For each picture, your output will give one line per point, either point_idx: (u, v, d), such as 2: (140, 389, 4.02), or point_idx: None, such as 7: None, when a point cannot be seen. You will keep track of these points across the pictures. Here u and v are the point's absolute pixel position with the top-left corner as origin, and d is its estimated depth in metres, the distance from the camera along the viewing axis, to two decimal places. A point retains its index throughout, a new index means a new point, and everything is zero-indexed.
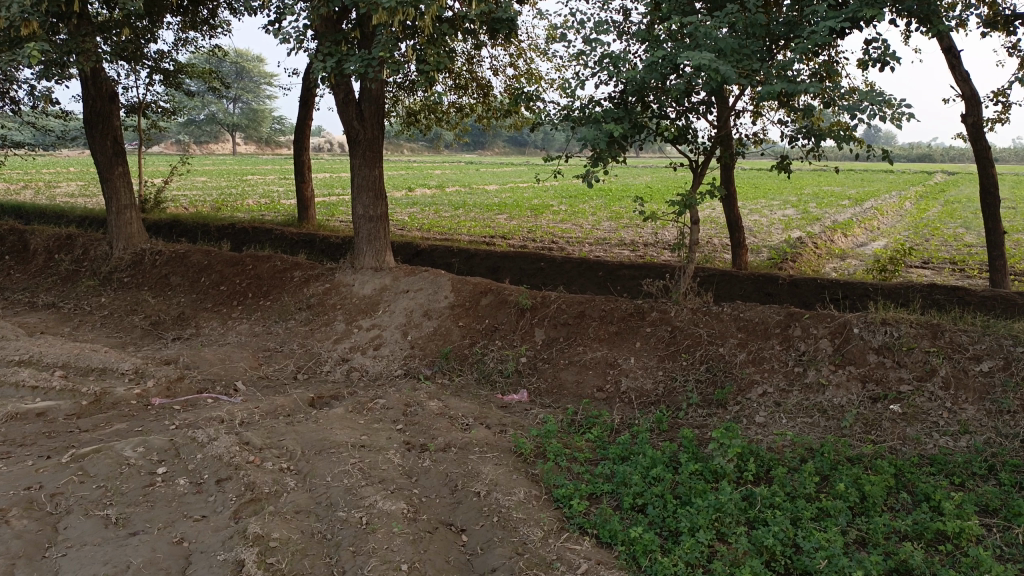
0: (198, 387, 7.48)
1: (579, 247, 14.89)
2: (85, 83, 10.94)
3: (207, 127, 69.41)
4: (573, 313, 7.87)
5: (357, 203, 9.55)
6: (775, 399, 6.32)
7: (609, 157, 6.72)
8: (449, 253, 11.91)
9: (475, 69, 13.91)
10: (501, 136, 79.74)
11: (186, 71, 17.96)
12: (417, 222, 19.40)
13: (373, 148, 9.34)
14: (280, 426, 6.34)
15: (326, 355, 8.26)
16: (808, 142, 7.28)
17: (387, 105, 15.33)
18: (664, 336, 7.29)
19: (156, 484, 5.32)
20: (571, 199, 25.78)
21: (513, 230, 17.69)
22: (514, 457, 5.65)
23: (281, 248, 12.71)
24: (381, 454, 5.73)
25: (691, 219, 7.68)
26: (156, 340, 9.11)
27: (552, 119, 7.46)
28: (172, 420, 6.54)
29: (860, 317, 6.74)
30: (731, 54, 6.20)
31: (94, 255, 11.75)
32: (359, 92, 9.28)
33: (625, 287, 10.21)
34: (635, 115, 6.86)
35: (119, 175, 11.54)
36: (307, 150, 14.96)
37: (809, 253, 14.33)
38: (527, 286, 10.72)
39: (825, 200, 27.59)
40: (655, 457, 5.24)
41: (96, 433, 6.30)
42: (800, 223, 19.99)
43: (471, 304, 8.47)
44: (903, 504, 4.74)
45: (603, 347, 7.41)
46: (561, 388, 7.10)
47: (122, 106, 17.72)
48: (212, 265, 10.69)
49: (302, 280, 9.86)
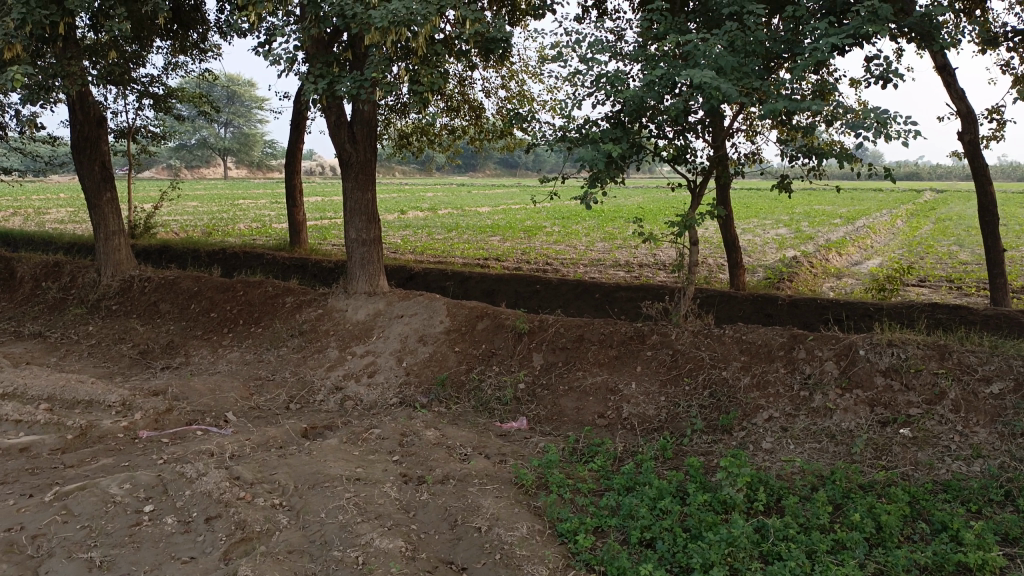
0: (187, 418, 7.27)
1: (574, 269, 14.77)
2: (72, 108, 10.79)
3: (198, 152, 69.32)
4: (572, 338, 7.71)
5: (350, 227, 9.40)
6: (781, 424, 6.16)
7: (607, 178, 6.59)
8: (443, 277, 11.76)
9: (467, 91, 13.85)
10: (492, 158, 79.95)
11: (176, 96, 17.85)
12: (410, 245, 19.27)
13: (366, 171, 9.21)
14: (272, 459, 6.13)
15: (319, 383, 8.07)
16: (808, 161, 7.19)
17: (379, 127, 15.24)
18: (666, 360, 7.13)
19: (143, 523, 5.10)
20: (564, 220, 25.70)
21: (507, 252, 17.56)
22: (515, 488, 5.46)
23: (272, 273, 12.54)
24: (378, 488, 5.53)
25: (690, 240, 7.56)
26: (144, 370, 8.89)
27: (548, 140, 7.34)
28: (161, 454, 6.32)
29: (865, 338, 6.61)
30: (731, 72, 6.11)
31: (81, 283, 11.54)
32: (351, 115, 9.17)
33: (622, 309, 10.08)
34: (632, 135, 6.75)
35: (107, 201, 11.36)
36: (299, 174, 14.83)
37: (806, 272, 14.25)
38: (523, 309, 10.57)
39: (817, 218, 27.64)
40: (661, 488, 5.07)
41: (81, 469, 6.08)
42: (794, 242, 19.94)
43: (467, 329, 8.31)
44: (921, 535, 4.57)
45: (603, 371, 7.24)
46: (561, 415, 6.92)
47: (111, 132, 17.56)
48: (202, 291, 10.51)
49: (294, 305, 9.68)
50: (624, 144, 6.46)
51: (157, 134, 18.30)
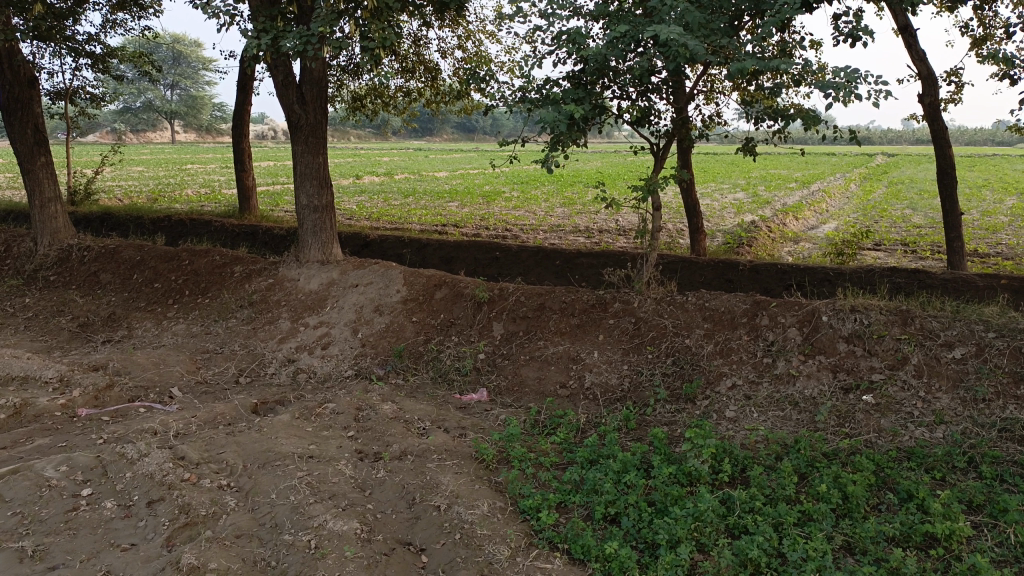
0: (130, 395, 6.92)
1: (534, 235, 14.55)
2: (0, 67, 10.08)
3: (144, 115, 66.84)
4: (532, 306, 7.51)
5: (301, 192, 9.01)
6: (745, 392, 6.07)
7: (569, 142, 6.33)
8: (400, 244, 11.44)
9: (422, 51, 13.38)
10: (450, 122, 78.85)
11: (117, 56, 16.96)
12: (365, 211, 18.80)
13: (316, 133, 8.81)
14: (219, 438, 5.84)
15: (271, 356, 7.76)
16: (774, 124, 7.02)
17: (331, 89, 14.72)
18: (628, 328, 6.98)
19: (80, 508, 4.78)
20: (523, 185, 25.40)
21: (465, 218, 17.25)
22: (475, 463, 5.28)
23: (221, 241, 12.06)
24: (331, 466, 5.30)
25: (653, 205, 7.38)
26: (85, 344, 8.46)
27: (507, 101, 7.03)
28: (100, 433, 5.97)
29: (828, 304, 6.53)
30: (698, 28, 5.86)
31: (16, 253, 10.94)
32: (300, 74, 8.70)
33: (583, 276, 9.91)
34: (594, 97, 6.49)
35: (41, 166, 10.73)
36: (247, 137, 14.25)
37: (764, 237, 14.25)
38: (482, 276, 10.34)
39: (774, 182, 27.78)
40: (626, 460, 4.93)
41: (13, 451, 5.70)
42: (752, 206, 19.97)
43: (425, 298, 8.05)
44: (887, 505, 4.52)
45: (565, 341, 7.07)
46: (522, 385, 6.74)
47: (47, 93, 16.63)
48: (146, 261, 10.03)
49: (243, 275, 9.28)
50: (586, 106, 6.20)
51: (97, 96, 17.42)
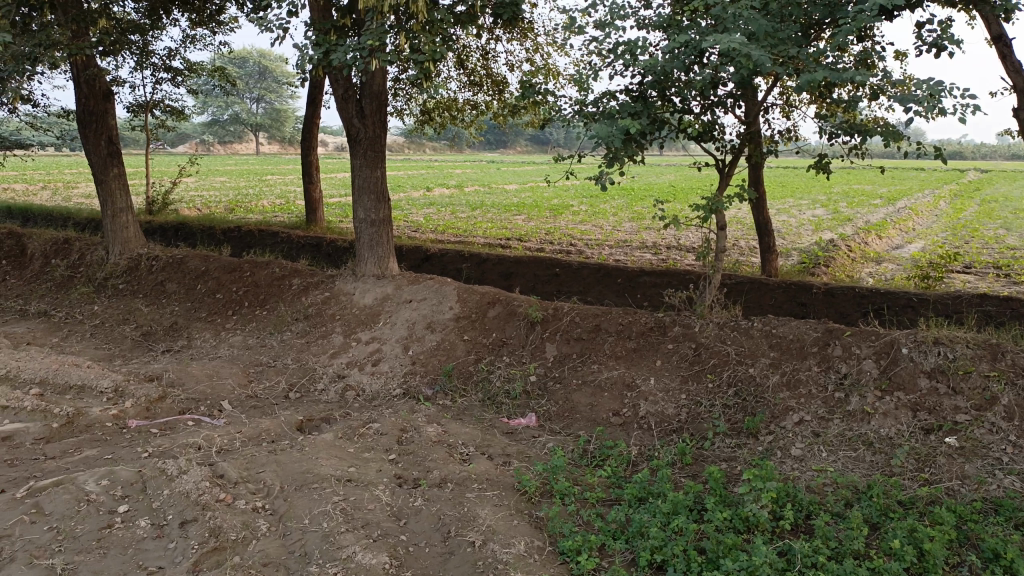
0: (181, 407, 6.93)
1: (598, 250, 14.22)
2: (77, 81, 10.45)
3: (230, 128, 69.42)
4: (588, 328, 7.20)
5: (358, 206, 8.96)
6: (813, 429, 5.61)
7: (625, 157, 6.01)
8: (460, 258, 11.29)
9: (490, 64, 13.28)
10: (523, 135, 79.02)
11: (196, 70, 17.51)
12: (432, 224, 18.83)
13: (374, 147, 8.77)
14: (261, 456, 5.74)
15: (321, 371, 7.67)
16: (850, 139, 6.54)
17: (400, 103, 14.79)
18: (688, 354, 6.59)
19: (114, 525, 4.72)
20: (592, 199, 25.05)
21: (530, 232, 17.05)
22: (517, 495, 5.01)
23: (285, 252, 12.18)
24: (368, 491, 5.11)
25: (717, 224, 6.97)
26: (145, 353, 8.59)
27: (564, 115, 6.78)
28: (146, 447, 5.96)
29: (909, 334, 6.01)
30: (764, 37, 5.49)
31: (89, 261, 11.28)
32: (360, 87, 8.67)
33: (645, 296, 9.54)
34: (654, 110, 6.16)
35: (113, 177, 11.06)
36: (316, 150, 14.42)
37: (843, 257, 13.54)
38: (541, 294, 10.08)
39: (856, 199, 26.61)
40: (676, 500, 4.56)
41: (62, 461, 5.73)
42: (831, 224, 19.09)
43: (478, 316, 7.85)
44: (970, 566, 4.01)
45: (620, 365, 6.74)
46: (573, 412, 6.43)
47: (129, 106, 17.27)
48: (209, 271, 10.16)
49: (300, 288, 9.28)
50: (644, 120, 5.88)
51: (177, 109, 18.02)
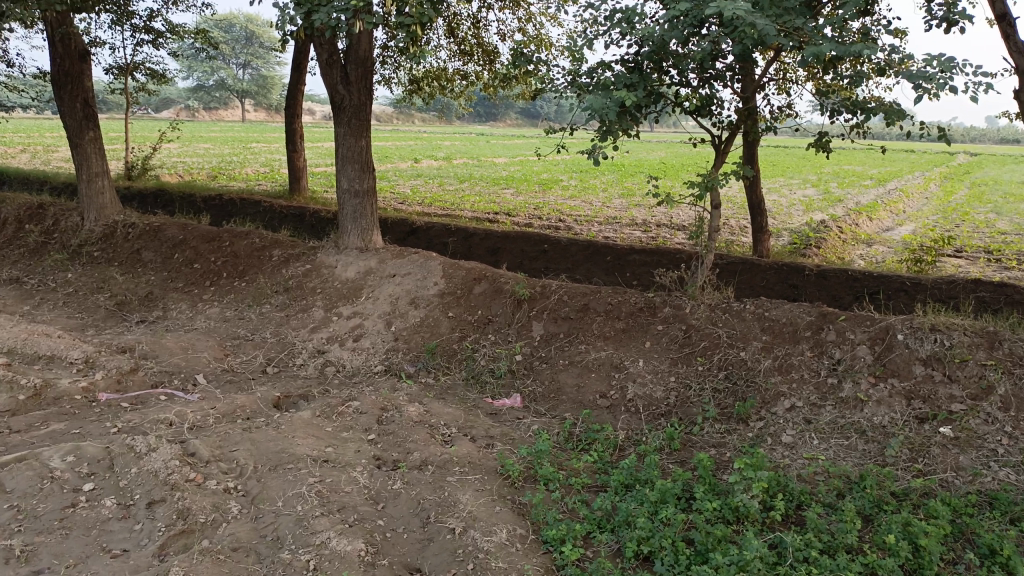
0: (154, 380, 6.70)
1: (588, 227, 14.02)
2: (51, 39, 10.03)
3: (215, 94, 68.22)
4: (576, 306, 7.01)
5: (342, 176, 8.69)
6: (805, 416, 5.47)
7: (620, 131, 5.77)
8: (446, 232, 11.05)
9: (481, 33, 12.92)
10: (514, 108, 78.21)
11: (179, 33, 17.02)
12: (419, 196, 18.54)
13: (360, 115, 8.47)
14: (235, 433, 5.53)
15: (301, 346, 7.45)
16: (852, 117, 6.32)
17: (388, 70, 14.41)
18: (678, 336, 6.42)
19: (78, 505, 4.52)
20: (582, 174, 24.77)
21: (519, 206, 16.80)
22: (499, 480, 4.84)
23: (267, 222, 11.89)
24: (345, 473, 4.92)
25: (712, 203, 6.77)
26: (119, 323, 8.33)
27: (555, 87, 6.53)
28: (115, 422, 5.74)
29: (905, 321, 5.86)
30: (769, 7, 5.25)
31: (63, 227, 10.94)
32: (345, 51, 8.36)
33: (635, 274, 9.36)
34: (651, 82, 5.91)
35: (89, 140, 10.69)
36: (300, 118, 14.05)
37: (834, 239, 13.42)
38: (529, 270, 9.88)
39: (847, 180, 26.49)
40: (665, 489, 4.40)
41: (27, 436, 5.51)
42: (822, 204, 18.97)
43: (463, 292, 7.64)
44: (966, 563, 3.88)
45: (608, 346, 6.55)
46: (559, 393, 6.26)
47: (109, 68, 16.78)
48: (187, 240, 9.87)
49: (281, 259, 9.02)
50: (640, 92, 5.64)
51: (159, 73, 17.54)
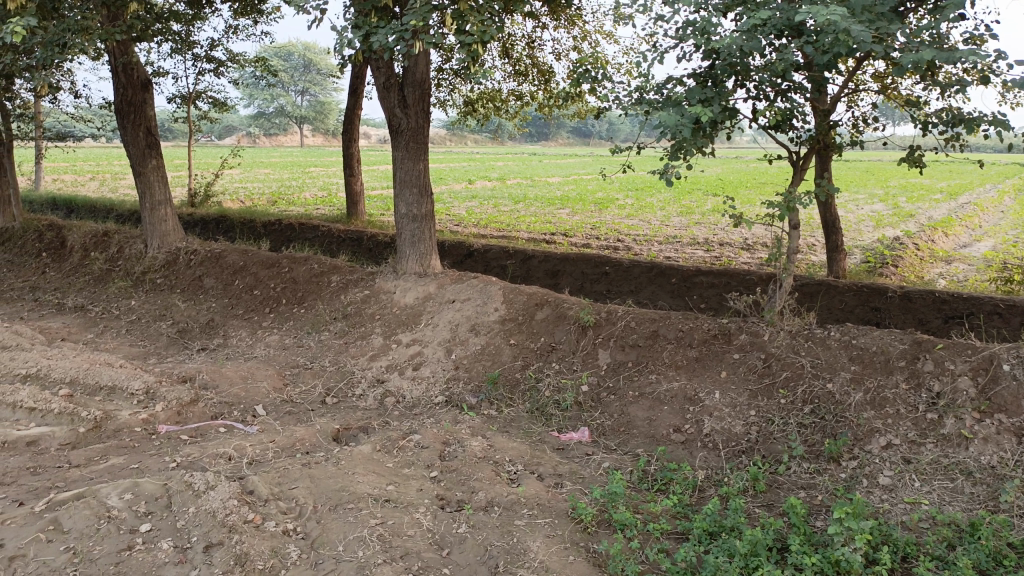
0: (213, 412, 6.59)
1: (648, 247, 13.65)
2: (115, 70, 10.19)
3: (275, 120, 69.91)
4: (645, 333, 6.66)
5: (400, 200, 8.54)
6: (903, 454, 5.02)
7: (694, 149, 5.44)
8: (504, 255, 10.83)
9: (536, 53, 12.74)
10: (566, 127, 78.08)
11: (238, 61, 17.35)
12: (474, 217, 18.41)
13: (417, 139, 8.35)
14: (293, 469, 5.34)
15: (359, 375, 7.27)
16: (947, 129, 5.86)
17: (443, 93, 14.35)
18: (756, 365, 6.01)
19: (134, 548, 4.36)
20: (638, 192, 24.35)
21: (575, 227, 16.51)
22: (571, 525, 4.52)
23: (325, 247, 11.86)
24: (408, 515, 4.67)
25: (790, 223, 6.37)
26: (181, 351, 8.31)
27: (621, 103, 6.25)
28: (174, 456, 5.62)
29: (1011, 349, 5.35)
30: (861, 13, 4.89)
31: (128, 254, 11.07)
32: (402, 74, 8.26)
33: (702, 297, 8.97)
34: (726, 96, 5.58)
35: (152, 168, 10.82)
36: (357, 142, 14.06)
37: (910, 256, 12.76)
38: (591, 294, 9.57)
39: (916, 194, 25.50)
40: (755, 539, 4.02)
41: (87, 471, 5.42)
42: (893, 220, 18.20)
43: (525, 319, 7.37)
44: None
45: (681, 376, 6.19)
46: (629, 427, 5.93)
47: (173, 96, 17.17)
48: (247, 266, 9.85)
49: (339, 285, 8.90)
50: (716, 107, 5.31)
51: (220, 101, 17.89)
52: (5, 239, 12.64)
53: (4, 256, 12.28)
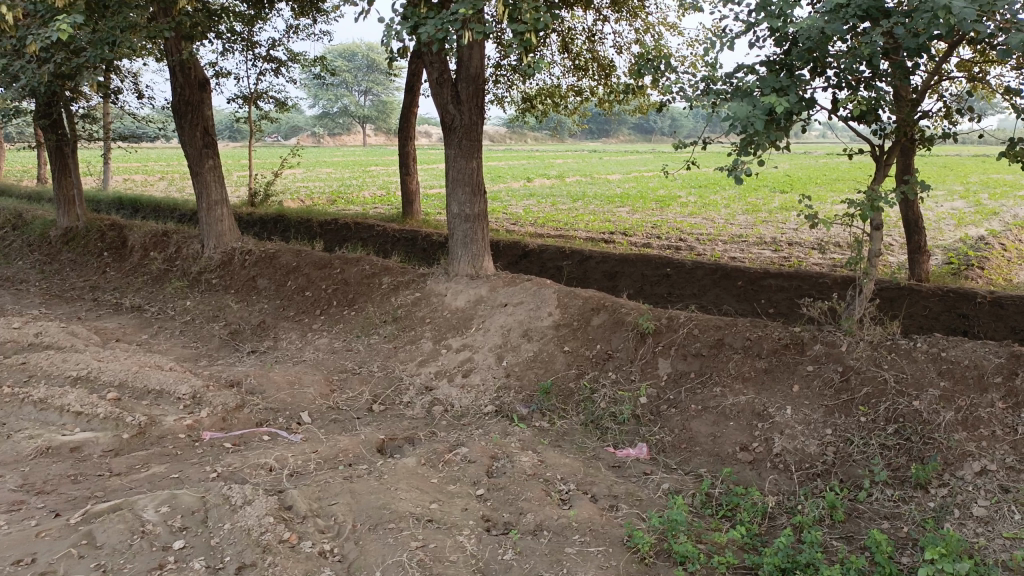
0: (258, 419, 6.41)
1: (712, 246, 13.10)
2: (172, 70, 10.20)
3: (338, 120, 70.98)
4: (709, 342, 6.20)
5: (452, 200, 8.26)
6: (1003, 483, 4.46)
7: (766, 143, 4.97)
8: (561, 256, 10.47)
9: (596, 46, 12.31)
10: (628, 124, 76.94)
11: (299, 61, 17.42)
12: (532, 216, 18.09)
13: (470, 135, 8.04)
14: (334, 483, 5.10)
15: (407, 382, 7.01)
16: None
17: (501, 89, 14.04)
18: (833, 379, 5.51)
19: (165, 566, 4.16)
20: (702, 189, 23.64)
21: (636, 225, 16.03)
22: (627, 555, 4.14)
23: (379, 247, 11.71)
24: (450, 538, 4.35)
25: (873, 224, 5.83)
26: (232, 353, 8.21)
27: (685, 94, 5.80)
28: (214, 466, 5.44)
29: None
30: None
31: (185, 254, 11.10)
32: (455, 69, 7.99)
33: (771, 301, 8.44)
34: (803, 84, 5.11)
35: (208, 168, 10.82)
36: (413, 140, 13.90)
37: (998, 257, 11.87)
38: (651, 297, 9.12)
39: (1000, 189, 24.10)
40: None
41: (129, 480, 5.29)
42: (976, 218, 17.12)
43: (580, 324, 6.99)
44: None
45: (748, 389, 5.72)
46: (691, 444, 5.51)
47: (234, 97, 17.35)
48: (300, 267, 9.71)
49: (390, 287, 8.66)
50: (793, 96, 4.83)
51: (280, 101, 17.99)
52: (70, 239, 12.89)
53: (69, 255, 12.52)
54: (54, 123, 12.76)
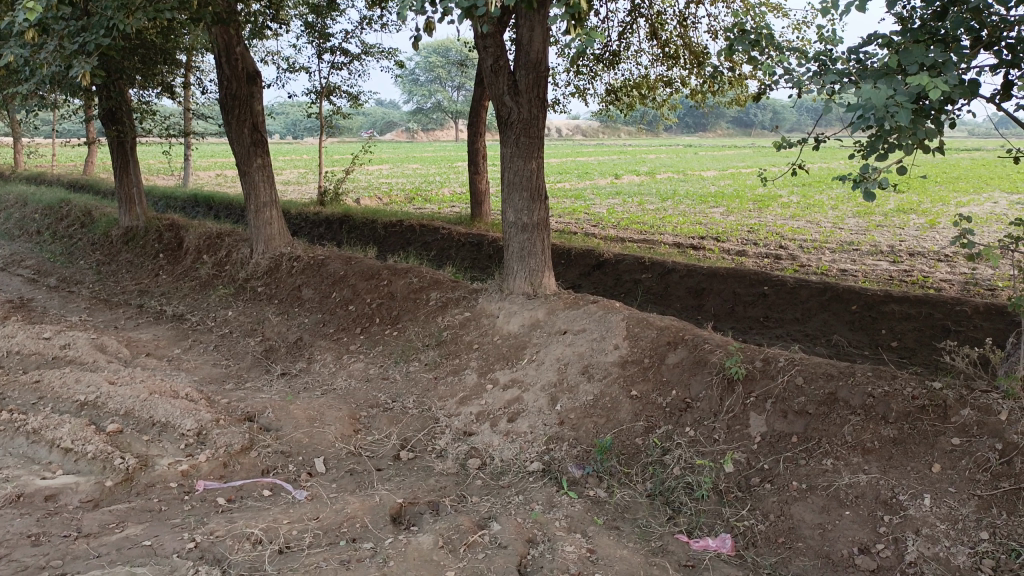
0: (266, 465, 5.48)
1: (817, 256, 11.48)
2: (219, 62, 9.48)
3: (431, 115, 70.98)
4: (818, 397, 4.83)
5: (508, 206, 7.11)
6: None
7: (913, 143, 3.56)
8: (639, 268, 9.17)
9: (690, 31, 10.88)
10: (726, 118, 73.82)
11: (373, 54, 16.66)
12: (616, 217, 16.75)
13: (529, 131, 6.87)
14: (326, 570, 3.93)
15: (443, 425, 5.95)
16: None
17: (583, 80, 12.77)
18: (989, 461, 4.06)
19: None
20: (806, 188, 21.75)
21: (729, 229, 14.46)
22: None
23: (440, 253, 10.75)
24: None
25: None
26: (261, 375, 7.39)
27: (794, 80, 4.42)
28: (194, 533, 4.43)
29: None
30: None
31: (234, 259, 10.42)
32: (514, 55, 6.84)
33: (893, 331, 6.93)
34: (964, 61, 3.71)
35: (257, 168, 10.07)
36: (483, 136, 12.87)
37: None
38: (744, 321, 7.74)
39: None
40: None
41: (96, 544, 4.33)
42: None
43: (654, 363, 5.72)
44: None
45: (870, 466, 4.32)
46: (792, 538, 4.18)
47: (306, 91, 16.75)
48: (346, 277, 8.80)
49: (438, 303, 7.62)
50: (952, 76, 3.44)
51: (354, 95, 17.31)
52: (129, 238, 12.52)
53: (126, 256, 12.12)
54: (112, 118, 12.30)
